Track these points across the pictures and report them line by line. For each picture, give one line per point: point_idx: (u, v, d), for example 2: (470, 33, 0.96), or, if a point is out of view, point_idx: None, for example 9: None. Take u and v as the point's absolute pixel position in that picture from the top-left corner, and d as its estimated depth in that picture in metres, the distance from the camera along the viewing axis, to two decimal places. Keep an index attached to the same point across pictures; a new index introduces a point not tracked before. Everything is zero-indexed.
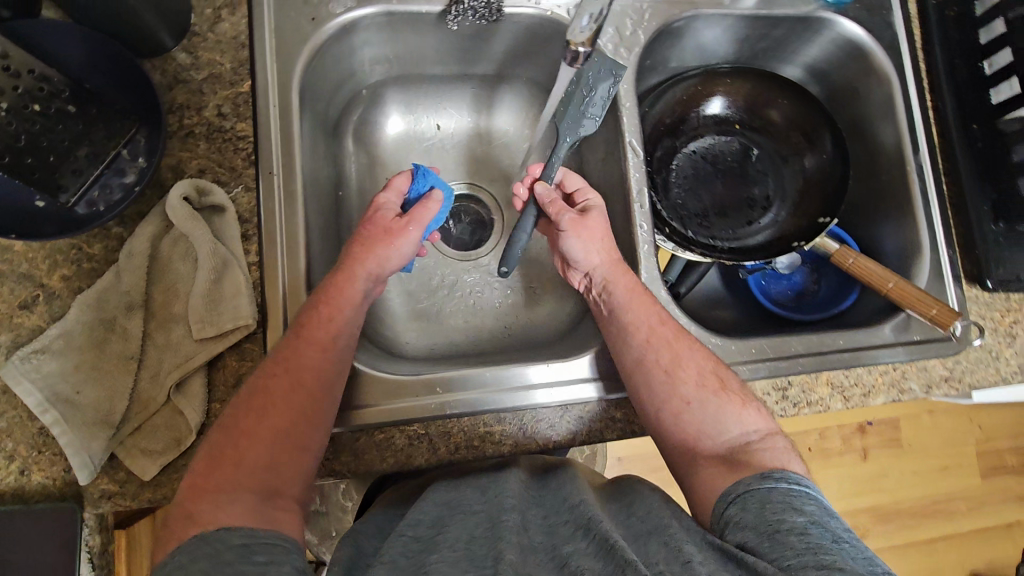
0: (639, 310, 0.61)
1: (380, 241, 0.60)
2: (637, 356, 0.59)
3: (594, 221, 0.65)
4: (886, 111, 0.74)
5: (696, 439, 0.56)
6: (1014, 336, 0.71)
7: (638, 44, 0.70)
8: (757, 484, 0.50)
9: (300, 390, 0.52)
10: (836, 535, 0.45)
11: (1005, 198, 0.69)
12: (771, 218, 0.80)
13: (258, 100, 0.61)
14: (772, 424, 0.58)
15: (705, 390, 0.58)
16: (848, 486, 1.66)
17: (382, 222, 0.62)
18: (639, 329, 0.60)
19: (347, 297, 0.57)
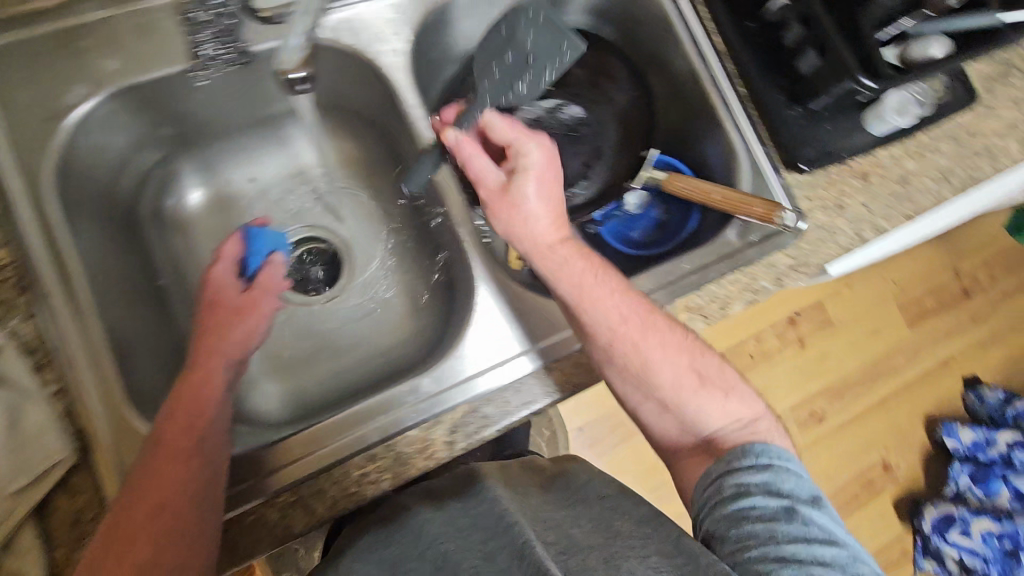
0: (606, 305, 0.59)
1: (233, 318, 0.63)
2: (602, 359, 0.61)
3: (531, 184, 0.60)
4: (669, 33, 0.75)
5: (682, 434, 0.62)
6: (841, 206, 0.74)
7: (404, 42, 0.67)
8: (737, 462, 0.57)
9: (163, 512, 0.48)
10: (804, 516, 0.53)
11: (794, 85, 0.71)
12: (603, 165, 0.80)
13: (10, 221, 0.56)
14: (758, 405, 0.63)
15: (683, 390, 0.61)
16: (795, 377, 1.73)
17: (226, 303, 0.64)
18: (599, 330, 0.60)
19: (206, 395, 0.56)
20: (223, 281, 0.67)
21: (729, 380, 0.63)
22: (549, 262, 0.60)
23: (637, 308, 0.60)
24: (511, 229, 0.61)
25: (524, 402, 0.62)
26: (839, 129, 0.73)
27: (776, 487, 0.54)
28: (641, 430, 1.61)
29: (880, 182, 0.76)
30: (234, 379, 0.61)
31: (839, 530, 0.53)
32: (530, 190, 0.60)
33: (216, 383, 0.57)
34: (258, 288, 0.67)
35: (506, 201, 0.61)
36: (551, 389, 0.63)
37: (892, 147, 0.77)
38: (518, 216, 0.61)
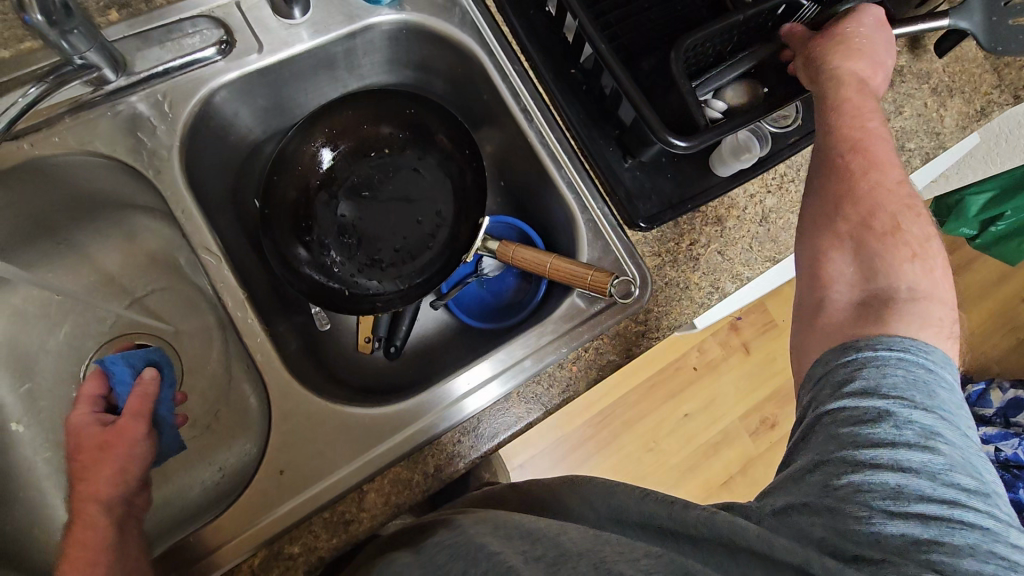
0: (846, 124, 0.56)
1: (96, 460, 0.55)
2: (846, 178, 0.54)
3: (859, 15, 0.58)
4: (493, 90, 0.69)
5: (838, 282, 0.52)
6: (695, 257, 0.68)
7: (173, 139, 0.61)
8: (836, 359, 0.47)
9: None
10: (905, 426, 0.41)
11: (623, 133, 0.65)
12: (443, 236, 0.74)
13: None
14: (949, 301, 0.49)
15: (919, 250, 0.51)
16: (742, 386, 1.64)
17: (92, 444, 0.56)
18: (842, 140, 0.55)
19: (96, 528, 0.51)
20: (90, 419, 0.58)
21: (934, 254, 0.51)
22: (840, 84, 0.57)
23: (876, 157, 0.54)
24: (827, 50, 0.58)
25: (334, 534, 0.56)
26: (684, 176, 0.67)
27: (872, 383, 0.43)
28: (584, 460, 1.55)
29: (737, 224, 0.70)
30: (128, 514, 0.54)
31: (951, 434, 0.41)
32: (867, 21, 0.58)
33: (105, 523, 0.52)
34: (125, 415, 0.58)
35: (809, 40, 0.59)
36: (364, 514, 0.57)
37: (749, 183, 0.71)
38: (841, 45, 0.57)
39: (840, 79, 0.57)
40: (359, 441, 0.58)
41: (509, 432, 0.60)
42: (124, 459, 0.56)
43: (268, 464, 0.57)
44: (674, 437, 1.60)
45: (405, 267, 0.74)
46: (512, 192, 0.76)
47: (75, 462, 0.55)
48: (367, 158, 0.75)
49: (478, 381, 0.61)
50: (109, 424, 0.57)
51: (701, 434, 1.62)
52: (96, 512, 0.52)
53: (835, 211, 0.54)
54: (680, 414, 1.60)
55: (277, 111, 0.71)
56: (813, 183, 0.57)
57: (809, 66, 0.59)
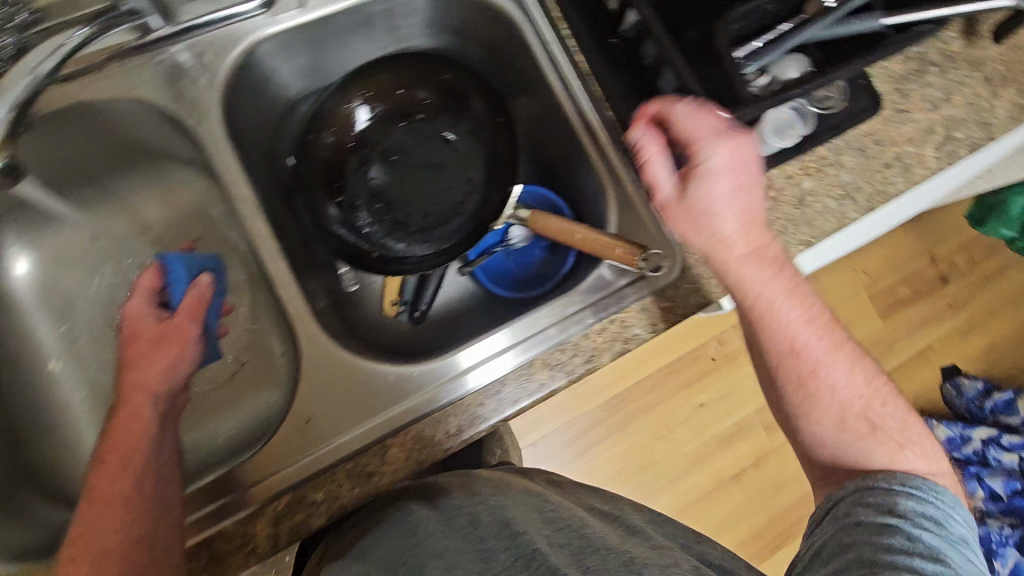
0: (774, 332, 0.57)
1: (150, 352, 0.60)
2: (801, 377, 0.57)
3: (709, 179, 0.55)
4: (530, 58, 0.68)
5: (831, 460, 0.59)
6: None
7: (214, 91, 0.61)
8: (852, 483, 0.56)
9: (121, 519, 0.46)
10: (916, 541, 0.49)
11: (659, 107, 0.64)
12: (473, 203, 0.74)
13: None
14: (933, 471, 0.56)
15: (876, 433, 0.56)
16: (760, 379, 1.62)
17: (148, 334, 0.62)
18: (785, 342, 0.57)
19: (144, 404, 0.55)
20: (145, 308, 0.65)
21: (914, 434, 0.57)
22: (776, 331, 0.57)
23: (816, 354, 0.57)
24: (721, 277, 0.58)
25: (358, 485, 0.57)
26: None
27: (889, 504, 0.52)
28: (596, 443, 1.55)
29: (773, 205, 0.68)
30: (170, 411, 0.57)
31: (955, 556, 0.49)
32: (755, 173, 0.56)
33: (148, 418, 0.55)
34: (181, 313, 0.64)
35: (676, 215, 0.57)
36: (387, 469, 0.57)
37: (787, 165, 0.70)
38: (682, 216, 0.57)
39: (789, 348, 0.57)
40: (385, 397, 0.59)
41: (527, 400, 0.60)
42: (178, 349, 0.61)
43: (296, 411, 0.58)
44: (687, 424, 1.58)
45: (432, 231, 0.73)
46: (544, 163, 0.76)
47: (127, 346, 0.61)
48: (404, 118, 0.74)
49: (484, 353, 0.61)
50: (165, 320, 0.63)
51: (716, 424, 1.60)
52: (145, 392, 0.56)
53: (807, 414, 0.58)
54: (694, 404, 1.59)
55: (314, 70, 0.72)
56: (768, 364, 0.59)
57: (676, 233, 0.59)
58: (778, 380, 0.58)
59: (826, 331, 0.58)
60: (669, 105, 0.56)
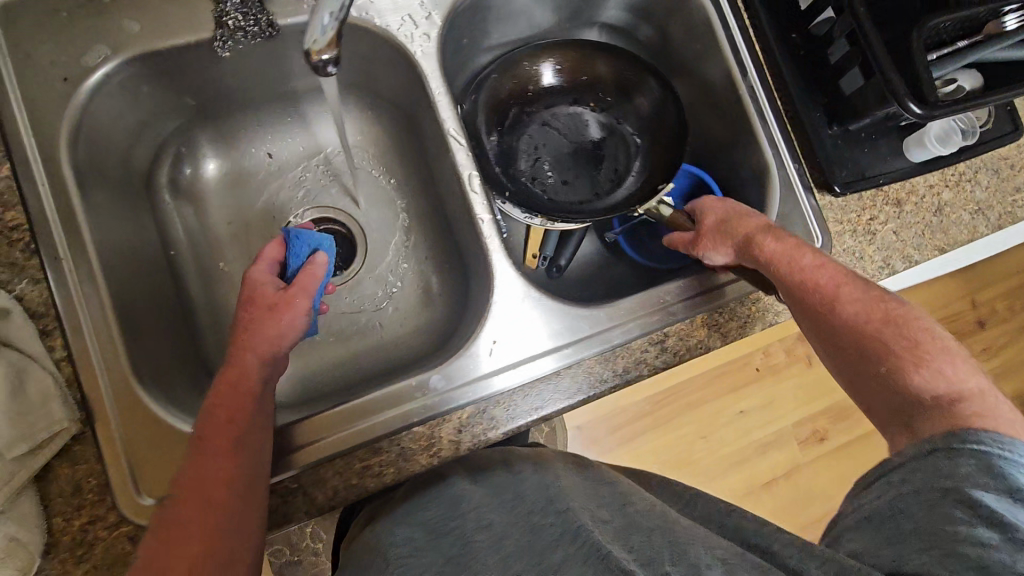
0: (799, 262, 0.57)
1: (266, 319, 0.58)
2: (824, 303, 0.55)
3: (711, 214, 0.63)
4: (709, 40, 0.72)
5: (875, 401, 0.52)
6: (872, 232, 0.72)
7: (435, 27, 0.65)
8: (919, 449, 0.46)
9: (213, 500, 0.46)
10: (982, 506, 0.39)
11: (835, 103, 0.69)
12: (620, 183, 0.77)
13: (23, 182, 0.53)
14: (970, 380, 0.49)
15: (917, 356, 0.51)
16: (801, 396, 1.67)
17: (262, 300, 0.60)
18: (795, 278, 0.56)
19: (244, 390, 0.53)
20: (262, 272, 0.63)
21: (923, 335, 0.52)
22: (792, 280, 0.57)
23: (830, 285, 0.55)
24: (772, 267, 0.57)
25: (533, 406, 0.60)
26: (878, 154, 0.71)
27: (952, 470, 0.42)
28: (638, 434, 1.60)
29: (914, 210, 0.73)
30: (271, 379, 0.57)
31: None
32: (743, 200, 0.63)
33: (254, 381, 0.55)
34: (294, 288, 0.61)
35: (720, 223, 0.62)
36: (560, 396, 0.61)
37: (929, 175, 0.74)
38: (710, 236, 0.62)
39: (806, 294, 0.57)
40: (563, 329, 0.62)
41: (576, 398, 0.62)
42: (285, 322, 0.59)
43: (482, 335, 0.61)
44: (727, 429, 1.63)
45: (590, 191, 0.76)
46: (693, 144, 0.81)
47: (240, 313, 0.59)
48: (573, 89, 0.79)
49: (505, 360, 0.61)
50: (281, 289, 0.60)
51: (754, 431, 1.65)
52: (246, 377, 0.54)
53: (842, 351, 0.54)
54: (735, 410, 1.64)
55: (502, 24, 0.76)
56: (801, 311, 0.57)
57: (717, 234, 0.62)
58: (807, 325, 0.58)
59: (871, 288, 0.55)
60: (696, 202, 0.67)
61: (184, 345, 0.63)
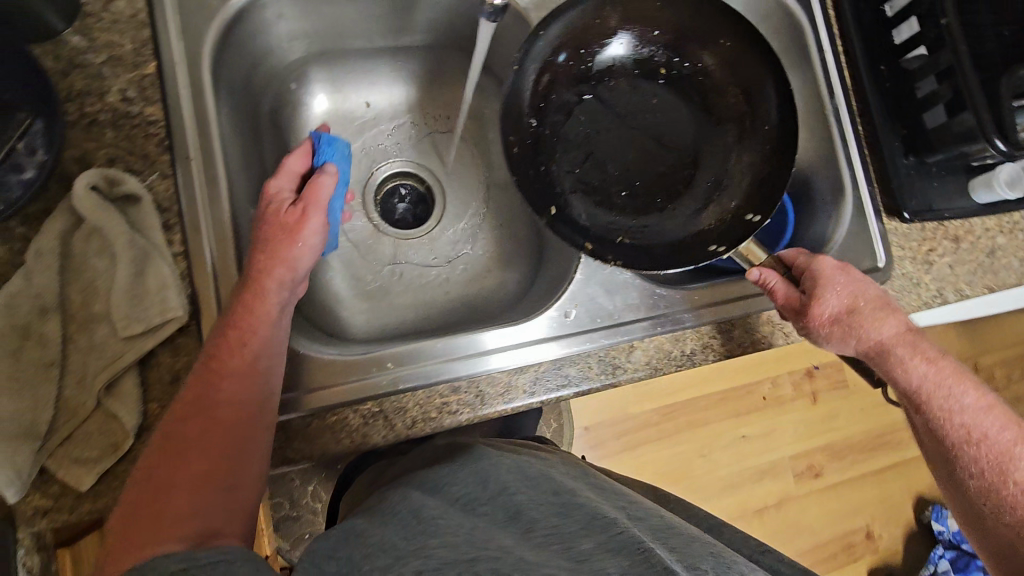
0: (956, 394, 0.54)
1: (282, 240, 0.56)
2: (976, 443, 0.53)
3: (837, 295, 0.57)
4: (802, 56, 0.77)
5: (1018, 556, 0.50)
6: (930, 262, 0.76)
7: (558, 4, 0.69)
8: None
9: (216, 428, 0.47)
10: None
11: (915, 134, 0.73)
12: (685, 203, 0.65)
13: (166, 81, 0.56)
14: None
15: None
16: (802, 430, 1.70)
17: (277, 218, 0.57)
18: (950, 407, 0.54)
19: (260, 316, 0.52)
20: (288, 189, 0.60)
21: None
22: (949, 414, 0.54)
23: (990, 423, 0.53)
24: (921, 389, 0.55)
25: (605, 371, 0.63)
26: (945, 189, 0.75)
27: None
28: (641, 443, 1.60)
29: (971, 248, 0.77)
30: (290, 302, 0.56)
31: None
32: (875, 289, 0.58)
33: (273, 305, 0.53)
34: (305, 202, 0.58)
35: (849, 308, 0.57)
36: (630, 366, 0.64)
37: (986, 218, 0.78)
38: (837, 325, 0.57)
39: (969, 434, 0.53)
40: (645, 302, 0.65)
41: (626, 376, 0.63)
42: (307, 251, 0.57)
43: (566, 298, 0.64)
44: (728, 452, 1.65)
45: None
46: None
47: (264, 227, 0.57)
48: (643, 69, 0.67)
49: (507, 340, 0.61)
50: (295, 204, 0.58)
51: (755, 457, 1.67)
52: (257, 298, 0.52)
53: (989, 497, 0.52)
54: (737, 434, 1.66)
55: None
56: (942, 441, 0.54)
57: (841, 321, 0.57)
58: (955, 469, 0.54)
59: None
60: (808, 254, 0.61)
61: None
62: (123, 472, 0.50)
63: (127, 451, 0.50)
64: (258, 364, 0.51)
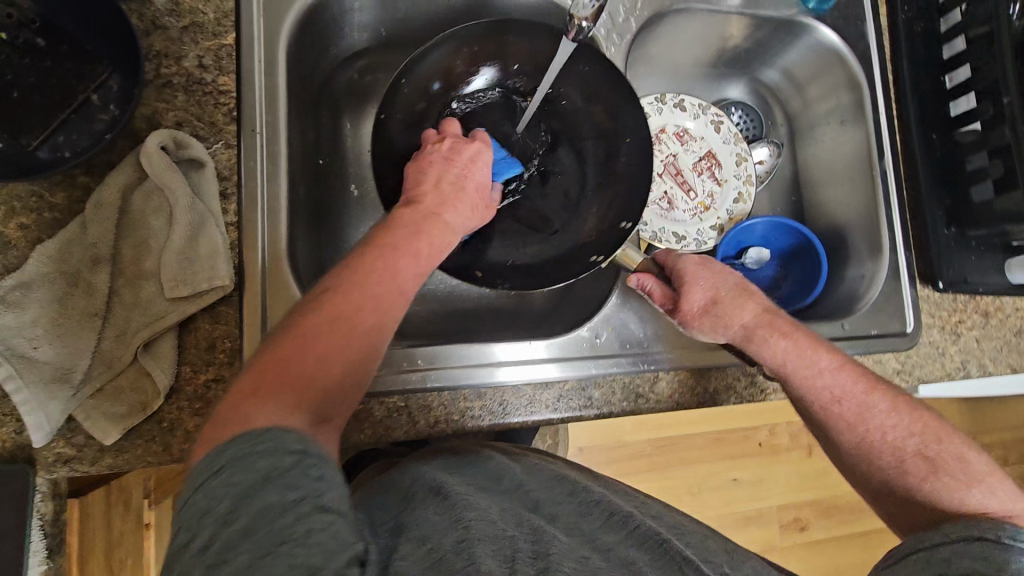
0: (815, 375, 0.59)
1: (461, 202, 0.55)
2: (828, 403, 0.58)
3: (694, 289, 0.60)
4: (857, 115, 0.78)
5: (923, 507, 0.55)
6: (957, 333, 0.76)
7: (629, 31, 0.72)
8: None
9: (367, 328, 0.43)
10: None
11: (959, 206, 0.74)
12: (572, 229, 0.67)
13: (243, 54, 0.57)
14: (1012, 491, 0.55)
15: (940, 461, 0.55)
16: (795, 481, 1.68)
17: (479, 194, 0.57)
18: (807, 373, 0.59)
19: (431, 244, 0.51)
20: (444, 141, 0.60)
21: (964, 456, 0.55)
22: (812, 381, 0.58)
23: (857, 395, 0.58)
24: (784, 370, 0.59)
25: (628, 398, 0.63)
26: (981, 264, 0.74)
27: None
28: (629, 473, 1.59)
29: (999, 325, 0.77)
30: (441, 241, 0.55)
31: None
32: (733, 276, 0.62)
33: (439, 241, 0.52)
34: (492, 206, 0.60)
35: (712, 300, 0.60)
36: (653, 396, 0.64)
37: (1018, 298, 0.78)
38: (705, 316, 0.60)
39: (833, 395, 0.58)
40: (674, 334, 0.65)
41: (648, 404, 0.64)
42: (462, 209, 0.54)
43: (599, 320, 0.64)
44: (716, 494, 1.63)
45: (701, 218, 0.83)
46: (807, 208, 0.86)
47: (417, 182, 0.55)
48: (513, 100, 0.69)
49: (518, 355, 0.61)
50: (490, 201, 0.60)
51: (741, 502, 1.66)
52: (417, 233, 0.50)
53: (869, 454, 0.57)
54: (727, 477, 1.65)
55: (670, 51, 0.83)
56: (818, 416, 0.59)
57: (709, 313, 0.60)
58: (830, 429, 0.59)
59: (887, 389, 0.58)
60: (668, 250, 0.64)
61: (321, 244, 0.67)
62: (148, 431, 0.50)
63: (155, 412, 0.50)
64: (404, 283, 0.46)
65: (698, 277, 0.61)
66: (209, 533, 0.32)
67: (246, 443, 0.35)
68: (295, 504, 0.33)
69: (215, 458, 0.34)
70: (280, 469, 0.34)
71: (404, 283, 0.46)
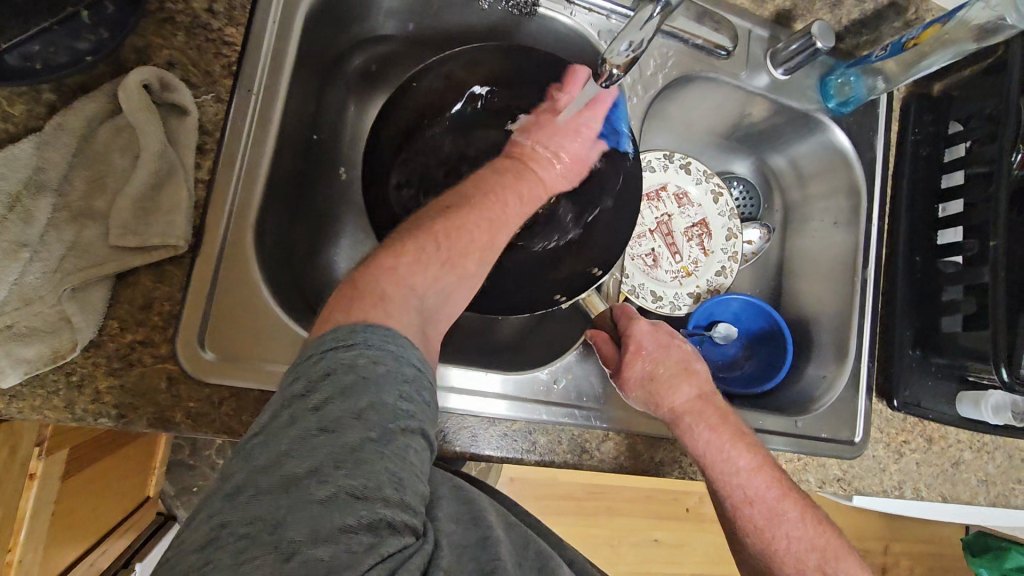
0: (738, 474, 0.56)
1: (548, 119, 0.62)
2: (737, 504, 0.56)
3: (635, 356, 0.59)
4: (850, 220, 0.79)
5: None
6: (900, 452, 0.77)
7: (654, 85, 0.71)
8: None
9: (473, 240, 0.48)
10: None
11: (927, 332, 0.76)
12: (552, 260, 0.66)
13: (258, 10, 0.54)
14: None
15: None
16: (710, 552, 1.66)
17: (567, 163, 0.60)
18: (730, 470, 0.56)
19: (527, 195, 0.56)
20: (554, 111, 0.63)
21: None
22: (728, 477, 0.56)
23: (770, 503, 0.56)
24: (708, 463, 0.57)
25: (573, 451, 0.61)
26: (935, 391, 0.76)
27: None
28: (556, 512, 1.49)
29: (939, 453, 0.78)
30: (520, 183, 0.56)
31: None
32: (679, 354, 0.60)
33: (526, 194, 0.56)
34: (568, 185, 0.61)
35: (651, 371, 0.59)
36: (597, 455, 0.62)
37: (961, 430, 0.80)
38: (638, 385, 0.59)
39: (746, 496, 0.56)
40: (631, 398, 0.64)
41: (592, 461, 0.61)
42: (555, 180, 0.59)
43: (561, 365, 0.62)
44: (634, 550, 1.59)
45: (681, 283, 0.82)
46: (784, 297, 0.86)
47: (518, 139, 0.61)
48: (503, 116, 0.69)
49: (469, 383, 0.58)
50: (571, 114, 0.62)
51: (656, 563, 1.61)
52: (516, 177, 0.56)
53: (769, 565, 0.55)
54: (649, 537, 1.59)
55: (686, 114, 0.83)
56: (725, 511, 0.58)
57: (645, 383, 0.59)
58: (736, 526, 0.57)
59: (805, 506, 0.56)
60: (622, 315, 0.62)
61: (296, 222, 0.63)
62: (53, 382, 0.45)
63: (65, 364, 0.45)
64: (508, 216, 0.52)
65: (641, 348, 0.59)
66: (327, 395, 0.34)
67: (376, 333, 0.38)
68: (394, 424, 0.35)
69: (356, 335, 0.37)
70: (402, 378, 0.37)
71: (507, 216, 0.52)
